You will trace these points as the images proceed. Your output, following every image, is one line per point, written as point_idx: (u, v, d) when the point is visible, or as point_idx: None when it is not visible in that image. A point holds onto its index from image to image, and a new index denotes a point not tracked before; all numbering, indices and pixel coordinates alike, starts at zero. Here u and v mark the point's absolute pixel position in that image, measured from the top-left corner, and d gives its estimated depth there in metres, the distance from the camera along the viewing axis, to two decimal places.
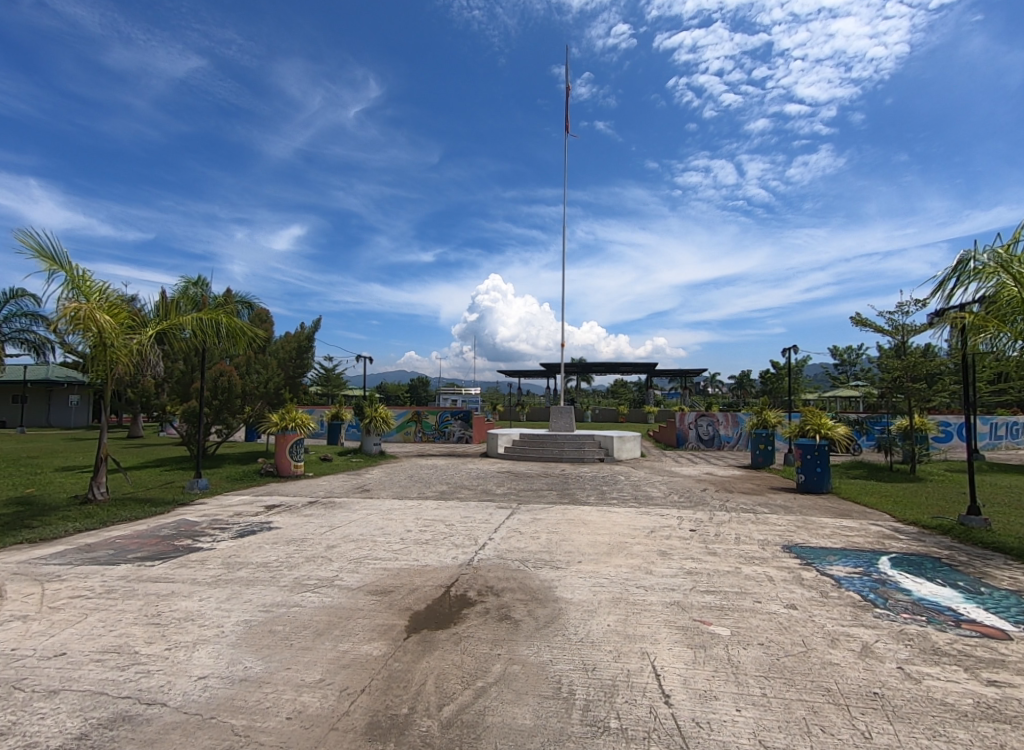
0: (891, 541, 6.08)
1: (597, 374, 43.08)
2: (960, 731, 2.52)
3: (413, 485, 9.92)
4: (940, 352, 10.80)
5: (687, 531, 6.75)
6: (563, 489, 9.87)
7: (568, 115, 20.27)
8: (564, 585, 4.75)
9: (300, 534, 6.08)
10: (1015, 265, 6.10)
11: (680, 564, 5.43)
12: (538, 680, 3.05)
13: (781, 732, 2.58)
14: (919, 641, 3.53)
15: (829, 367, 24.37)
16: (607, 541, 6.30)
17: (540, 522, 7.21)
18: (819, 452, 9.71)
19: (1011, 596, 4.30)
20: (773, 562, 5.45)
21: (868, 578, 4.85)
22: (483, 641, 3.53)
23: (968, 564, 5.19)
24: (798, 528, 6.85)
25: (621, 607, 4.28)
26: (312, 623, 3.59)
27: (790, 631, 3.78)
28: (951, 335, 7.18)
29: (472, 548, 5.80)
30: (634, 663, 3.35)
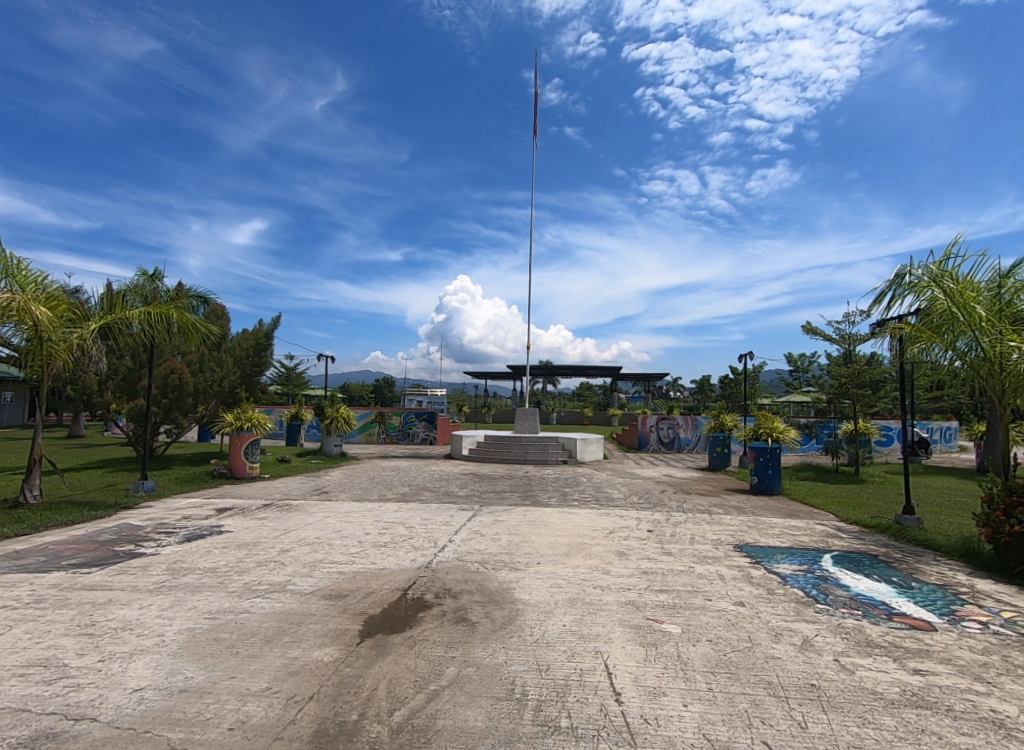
0: (833, 540, 6.40)
1: (563, 375, 43.32)
2: (886, 719, 2.67)
3: (374, 486, 9.79)
4: (882, 361, 11.45)
5: (644, 532, 6.90)
6: (526, 491, 9.94)
7: (537, 119, 20.40)
8: (522, 586, 4.78)
9: (253, 538, 5.90)
10: (947, 280, 6.63)
11: (637, 564, 5.54)
12: (492, 681, 3.06)
13: (723, 725, 2.68)
14: (855, 635, 3.72)
15: (783, 372, 25.32)
16: (566, 542, 6.39)
17: (502, 523, 7.24)
18: (771, 455, 10.12)
19: (939, 590, 4.58)
20: (725, 561, 5.64)
21: (811, 575, 5.08)
22: (438, 644, 3.51)
23: (902, 560, 5.51)
24: (749, 528, 7.13)
25: (577, 607, 4.34)
26: (261, 630, 3.49)
27: (736, 627, 3.93)
28: (891, 344, 7.64)
29: (431, 550, 5.77)
30: (587, 662, 3.40)
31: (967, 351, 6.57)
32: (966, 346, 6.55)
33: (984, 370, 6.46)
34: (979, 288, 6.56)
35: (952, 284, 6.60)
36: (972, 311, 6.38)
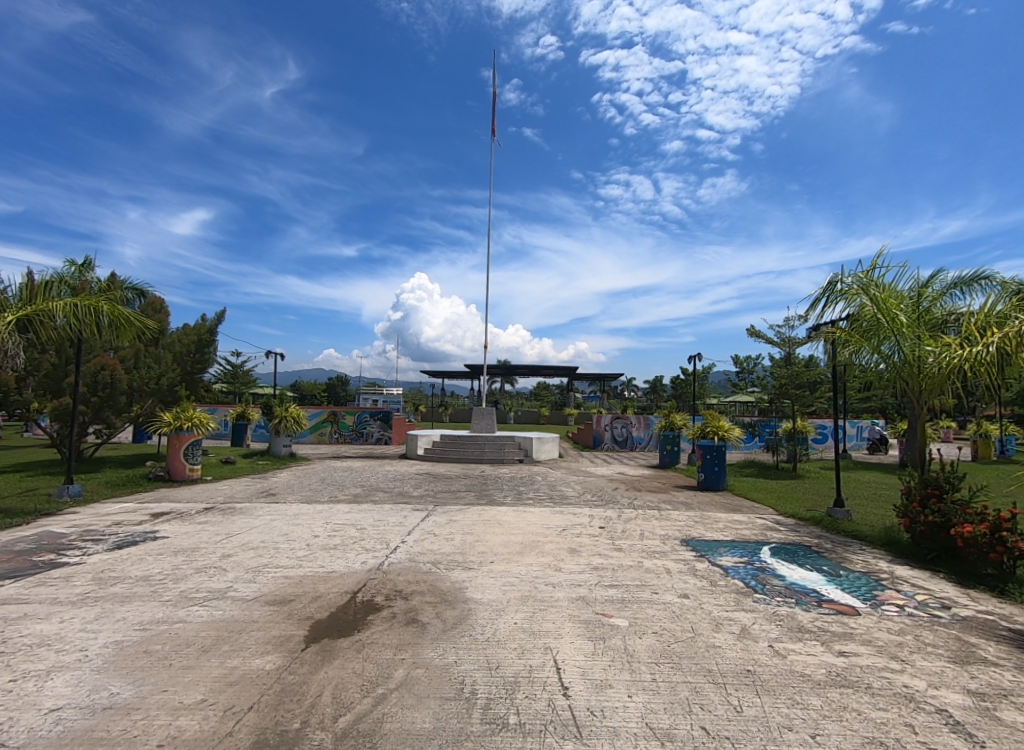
0: (772, 532, 6.76)
1: (520, 375, 43.44)
2: (813, 699, 2.85)
3: (325, 488, 9.52)
4: (819, 363, 12.16)
5: (596, 529, 7.04)
6: (481, 491, 9.92)
7: (495, 116, 20.13)
8: (474, 585, 4.78)
9: (191, 543, 5.61)
10: (873, 288, 7.16)
11: (588, 560, 5.65)
12: (441, 682, 3.05)
13: (665, 713, 2.78)
14: (787, 621, 3.94)
15: (729, 373, 26.44)
16: (520, 540, 6.43)
17: (456, 523, 7.20)
18: (716, 452, 10.55)
19: (863, 577, 4.92)
20: (671, 555, 5.84)
21: (751, 567, 5.34)
22: (387, 647, 3.46)
23: (832, 550, 5.88)
24: (695, 523, 7.41)
25: (528, 605, 4.38)
26: (197, 640, 3.32)
27: (680, 619, 4.08)
28: (825, 348, 8.13)
29: (383, 551, 5.67)
30: (536, 658, 3.44)
31: (891, 354, 7.08)
32: (889, 350, 7.07)
33: (905, 372, 6.98)
34: (901, 296, 7.10)
35: (876, 292, 7.13)
36: (895, 317, 6.91)
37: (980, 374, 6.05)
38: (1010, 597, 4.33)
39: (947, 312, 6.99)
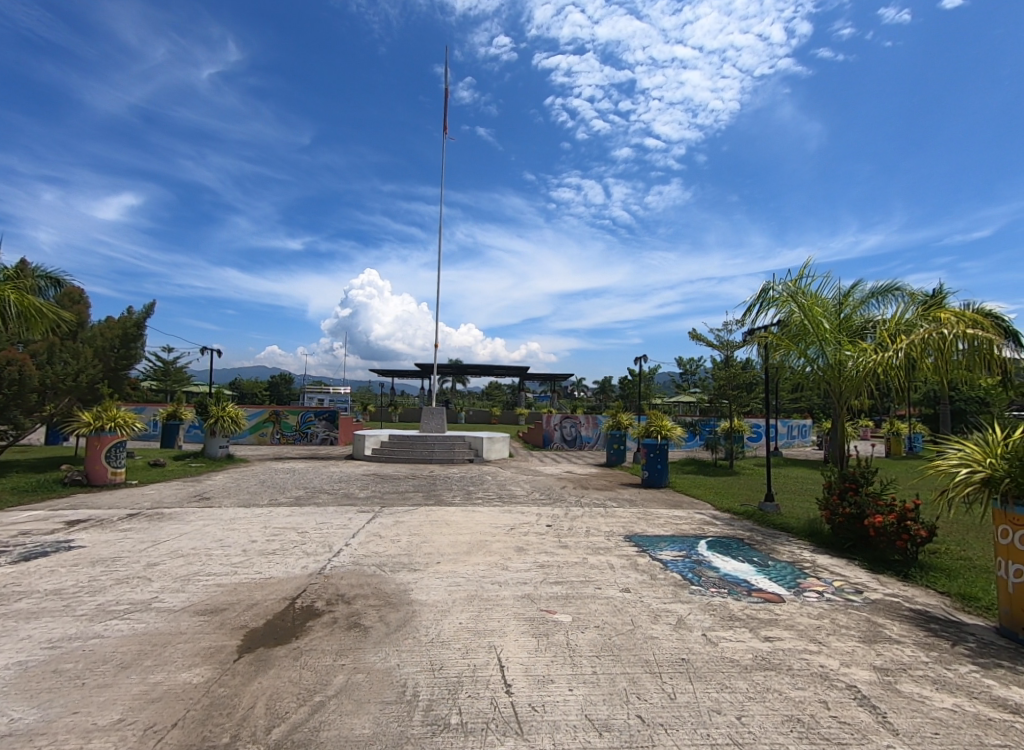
0: (709, 527, 7.10)
1: (472, 374, 43.24)
2: (740, 682, 3.02)
3: (264, 491, 9.12)
4: (754, 366, 12.83)
5: (543, 527, 7.14)
6: (429, 491, 9.81)
7: (447, 113, 19.71)
8: (420, 587, 4.73)
9: (111, 552, 5.23)
10: (800, 296, 7.69)
11: (534, 558, 5.72)
12: (383, 686, 3.00)
13: (603, 704, 2.86)
14: (720, 610, 4.16)
15: (673, 374, 27.49)
16: (467, 540, 6.43)
17: (402, 524, 7.10)
18: (659, 451, 10.94)
19: (789, 566, 5.26)
20: (615, 551, 6.01)
21: (689, 560, 5.58)
22: (327, 653, 3.36)
23: (762, 542, 6.24)
24: (638, 519, 7.66)
25: (474, 604, 4.39)
26: (115, 655, 3.11)
27: (621, 612, 4.21)
28: (759, 353, 8.61)
29: (325, 555, 5.50)
30: (480, 657, 3.45)
31: (816, 359, 7.59)
32: (815, 354, 7.58)
33: (829, 375, 7.49)
34: (825, 305, 7.64)
35: (803, 300, 7.66)
36: (820, 324, 7.43)
37: (891, 377, 6.62)
38: (914, 580, 4.76)
39: (864, 320, 7.57)
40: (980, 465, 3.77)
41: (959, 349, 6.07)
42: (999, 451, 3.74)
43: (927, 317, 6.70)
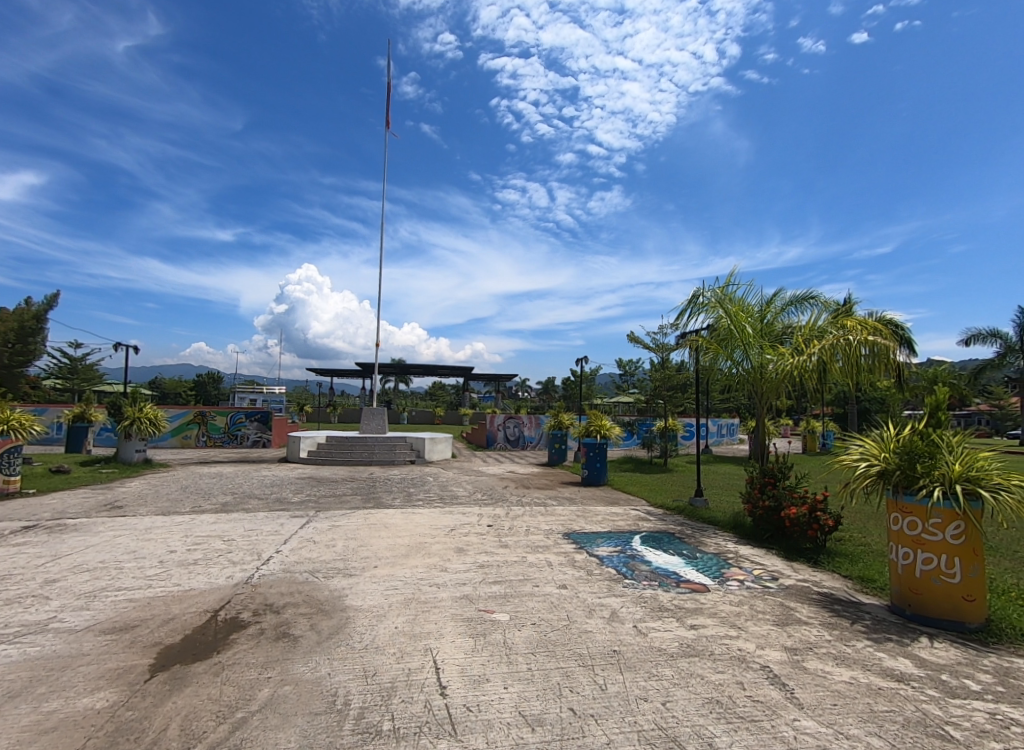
0: (643, 522, 7.39)
1: (416, 374, 42.54)
2: (667, 670, 3.16)
3: (187, 497, 8.53)
4: (687, 368, 13.46)
5: (484, 528, 7.14)
6: (368, 494, 9.57)
7: (388, 108, 19.18)
8: (355, 592, 4.60)
9: (2, 570, 4.71)
10: (727, 302, 8.21)
11: (474, 559, 5.72)
12: (311, 697, 2.89)
13: (537, 700, 2.91)
14: (650, 602, 4.34)
15: (613, 375, 28.35)
16: (406, 542, 6.32)
17: (339, 528, 6.88)
18: (599, 450, 11.25)
19: (715, 558, 5.57)
20: (553, 549, 6.12)
21: (623, 555, 5.77)
22: (251, 667, 3.19)
23: (691, 536, 6.56)
24: (577, 517, 7.84)
25: (410, 607, 4.32)
26: (3, 684, 2.81)
27: (557, 608, 4.29)
28: (690, 355, 9.04)
29: (253, 563, 5.23)
30: (416, 661, 3.40)
31: (741, 361, 8.07)
32: (740, 357, 8.06)
33: (752, 377, 7.97)
34: (749, 311, 8.17)
35: (729, 306, 8.16)
36: (744, 329, 7.94)
37: (806, 379, 7.17)
38: (822, 566, 5.18)
39: (784, 326, 8.14)
40: (876, 459, 4.16)
41: (862, 354, 6.76)
42: (892, 445, 4.14)
43: (837, 324, 7.31)
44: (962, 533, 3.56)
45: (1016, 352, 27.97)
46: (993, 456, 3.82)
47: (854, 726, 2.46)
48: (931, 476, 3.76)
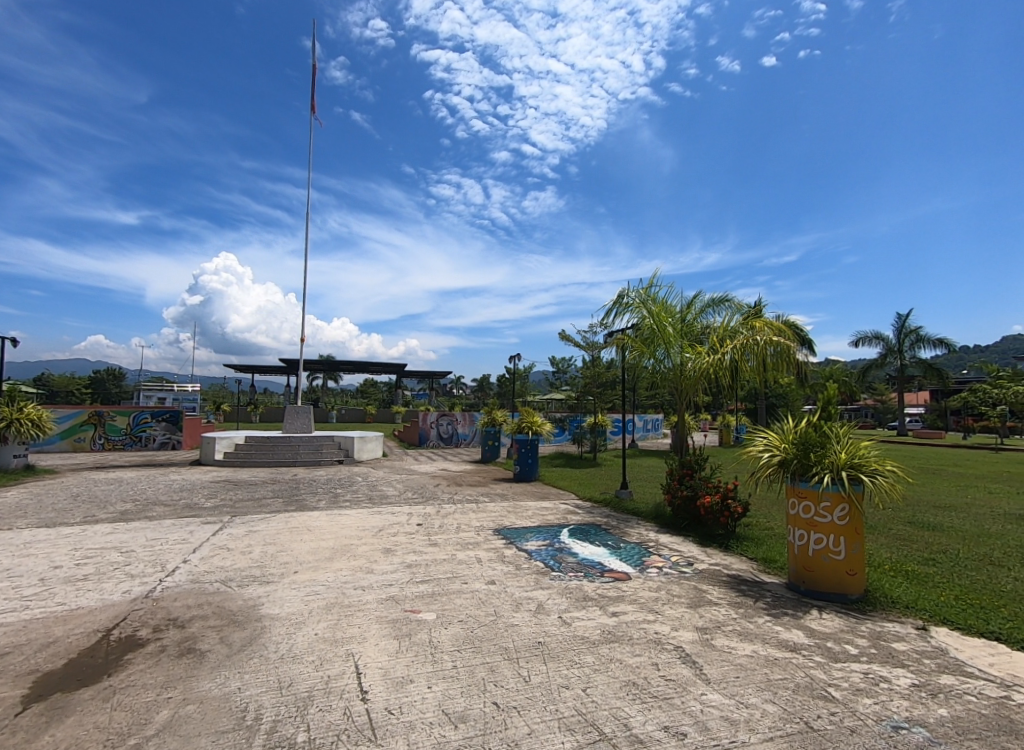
0: (571, 516, 7.59)
1: (345, 372, 41.07)
2: (588, 657, 3.26)
3: (77, 507, 7.67)
4: (616, 366, 13.97)
5: (413, 527, 7.02)
6: (291, 496, 9.10)
7: (312, 93, 18.19)
8: (272, 600, 4.36)
9: None
10: (650, 302, 8.62)
11: (402, 559, 5.60)
12: (218, 714, 2.70)
13: (461, 697, 2.90)
14: (575, 592, 4.47)
15: (547, 373, 28.90)
16: (330, 545, 6.08)
17: (256, 533, 6.48)
18: (530, 446, 11.41)
19: (637, 547, 5.82)
20: (483, 545, 6.13)
21: (551, 549, 5.89)
22: (148, 688, 2.93)
23: (616, 527, 6.82)
24: (508, 513, 7.91)
25: (333, 612, 4.16)
26: None
27: (485, 604, 4.30)
28: (618, 353, 9.37)
29: (156, 575, 4.80)
30: (336, 667, 3.27)
31: (664, 359, 8.47)
32: (662, 355, 8.45)
33: (674, 374, 8.39)
34: (671, 311, 8.61)
35: (652, 307, 8.57)
36: (665, 328, 8.35)
37: (719, 376, 7.67)
38: (732, 550, 5.57)
39: (702, 326, 8.65)
40: (778, 449, 4.52)
41: (768, 352, 7.34)
42: (791, 436, 4.52)
43: (748, 325, 7.89)
44: (846, 515, 3.96)
45: (895, 352, 31.54)
46: (872, 445, 4.29)
47: (753, 695, 2.66)
48: (822, 463, 4.15)
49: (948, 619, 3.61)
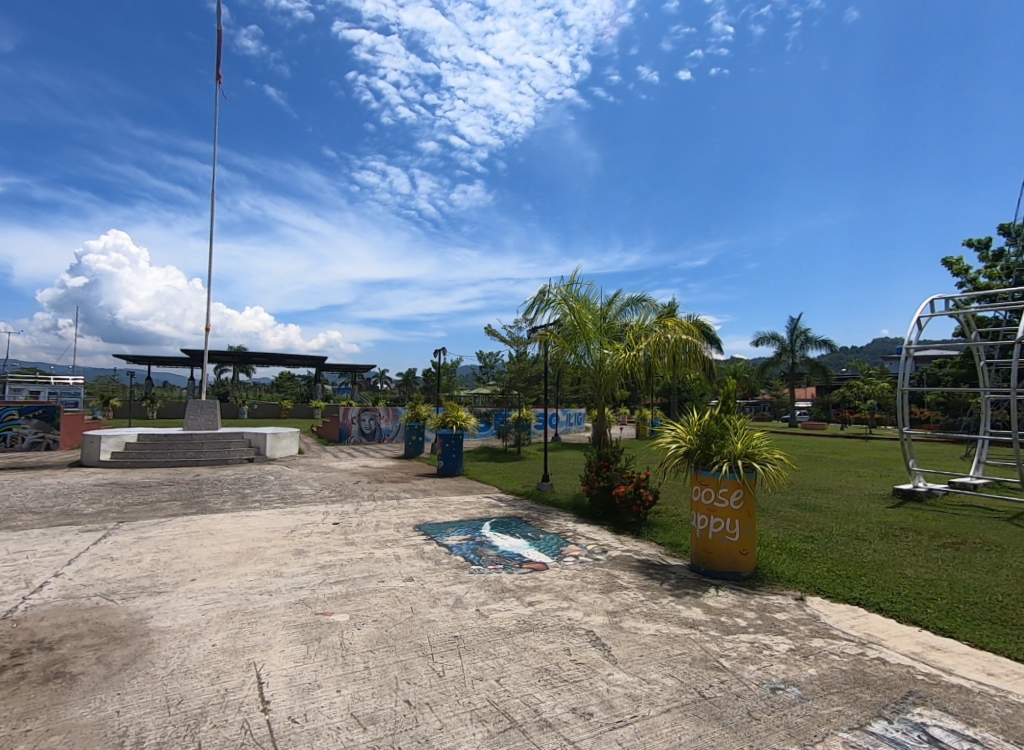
0: (494, 509, 7.64)
1: (259, 365, 38.48)
2: (503, 648, 3.29)
3: None
4: (540, 361, 14.25)
5: (329, 526, 6.72)
6: (191, 498, 8.37)
7: (218, 59, 16.47)
8: (164, 612, 3.98)
9: None
10: (571, 300, 8.86)
11: (314, 560, 5.33)
12: (90, 743, 2.41)
13: (371, 698, 2.81)
14: (493, 585, 4.50)
15: (474, 368, 28.85)
16: (235, 549, 5.67)
17: (148, 540, 5.89)
18: (454, 442, 11.33)
19: (556, 537, 5.96)
20: (402, 542, 6.00)
21: (472, 543, 5.87)
22: (2, 721, 2.55)
23: (536, 519, 6.96)
24: (430, 508, 7.80)
25: (234, 620, 3.87)
26: None
27: (402, 601, 4.21)
28: (541, 349, 9.53)
29: (19, 593, 4.21)
30: (235, 678, 3.05)
31: (585, 355, 8.72)
32: (583, 351, 8.70)
33: (594, 371, 8.66)
34: (591, 309, 8.91)
35: (573, 304, 8.81)
36: (586, 325, 8.62)
37: (634, 372, 8.06)
38: (642, 536, 5.88)
39: (621, 324, 9.01)
40: (683, 440, 4.80)
41: (679, 350, 7.83)
42: (695, 428, 4.83)
43: (661, 324, 8.33)
44: (741, 499, 4.31)
45: (788, 352, 34.86)
46: (763, 435, 4.68)
47: (654, 671, 2.82)
48: (722, 453, 4.47)
49: (820, 589, 4.05)
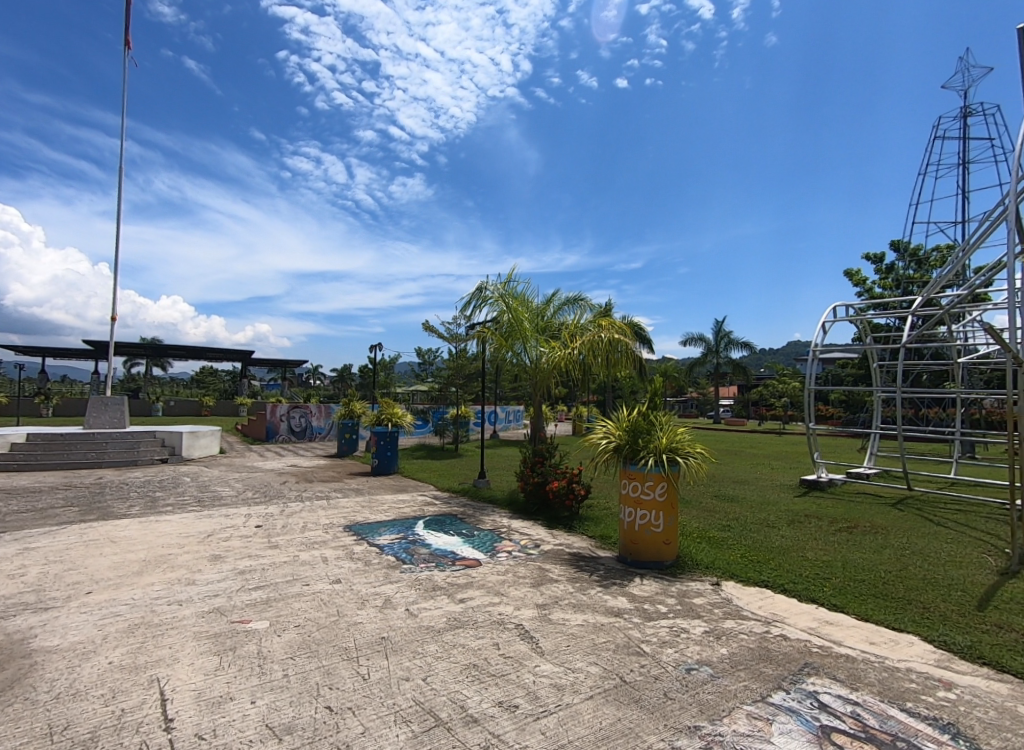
0: (428, 507, 7.53)
1: (176, 359, 35.66)
2: (432, 646, 3.24)
3: None
4: (479, 357, 14.22)
5: (251, 529, 6.34)
6: (91, 503, 7.60)
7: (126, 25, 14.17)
8: (52, 629, 3.58)
9: None
10: (508, 297, 8.88)
11: (233, 565, 5.01)
12: None
13: (289, 707, 2.67)
14: (425, 583, 4.42)
15: (412, 364, 28.35)
16: (141, 557, 5.20)
17: (36, 551, 5.28)
18: (389, 439, 11.04)
19: (490, 534, 5.96)
20: (331, 543, 5.77)
21: (405, 542, 5.74)
22: None
23: (471, 515, 6.94)
24: (361, 508, 7.57)
25: (137, 634, 3.55)
26: None
27: (327, 605, 4.04)
28: (479, 346, 9.48)
29: None
30: (135, 697, 2.80)
31: (522, 353, 8.78)
32: (520, 349, 8.75)
33: (532, 368, 8.73)
34: (528, 307, 8.98)
35: (510, 301, 8.84)
36: (524, 323, 8.68)
37: (570, 370, 8.22)
38: (575, 529, 6.01)
39: (558, 323, 9.16)
40: (613, 436, 4.95)
41: (612, 349, 8.09)
42: (624, 424, 4.99)
43: (595, 323, 8.54)
44: (665, 491, 4.52)
45: (713, 352, 37.04)
46: (686, 430, 4.92)
47: (579, 660, 2.88)
48: (648, 448, 4.66)
49: (733, 574, 4.32)
